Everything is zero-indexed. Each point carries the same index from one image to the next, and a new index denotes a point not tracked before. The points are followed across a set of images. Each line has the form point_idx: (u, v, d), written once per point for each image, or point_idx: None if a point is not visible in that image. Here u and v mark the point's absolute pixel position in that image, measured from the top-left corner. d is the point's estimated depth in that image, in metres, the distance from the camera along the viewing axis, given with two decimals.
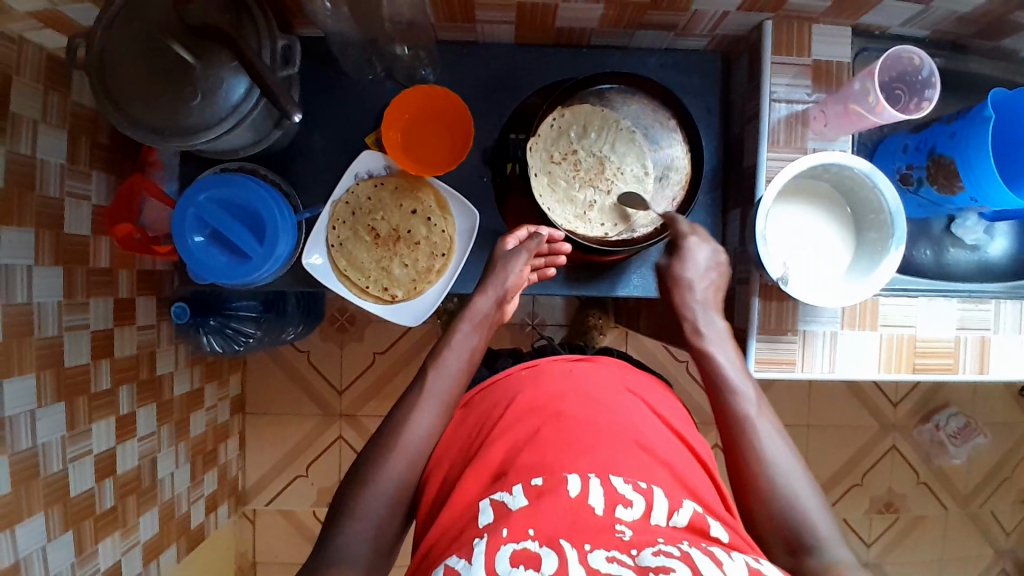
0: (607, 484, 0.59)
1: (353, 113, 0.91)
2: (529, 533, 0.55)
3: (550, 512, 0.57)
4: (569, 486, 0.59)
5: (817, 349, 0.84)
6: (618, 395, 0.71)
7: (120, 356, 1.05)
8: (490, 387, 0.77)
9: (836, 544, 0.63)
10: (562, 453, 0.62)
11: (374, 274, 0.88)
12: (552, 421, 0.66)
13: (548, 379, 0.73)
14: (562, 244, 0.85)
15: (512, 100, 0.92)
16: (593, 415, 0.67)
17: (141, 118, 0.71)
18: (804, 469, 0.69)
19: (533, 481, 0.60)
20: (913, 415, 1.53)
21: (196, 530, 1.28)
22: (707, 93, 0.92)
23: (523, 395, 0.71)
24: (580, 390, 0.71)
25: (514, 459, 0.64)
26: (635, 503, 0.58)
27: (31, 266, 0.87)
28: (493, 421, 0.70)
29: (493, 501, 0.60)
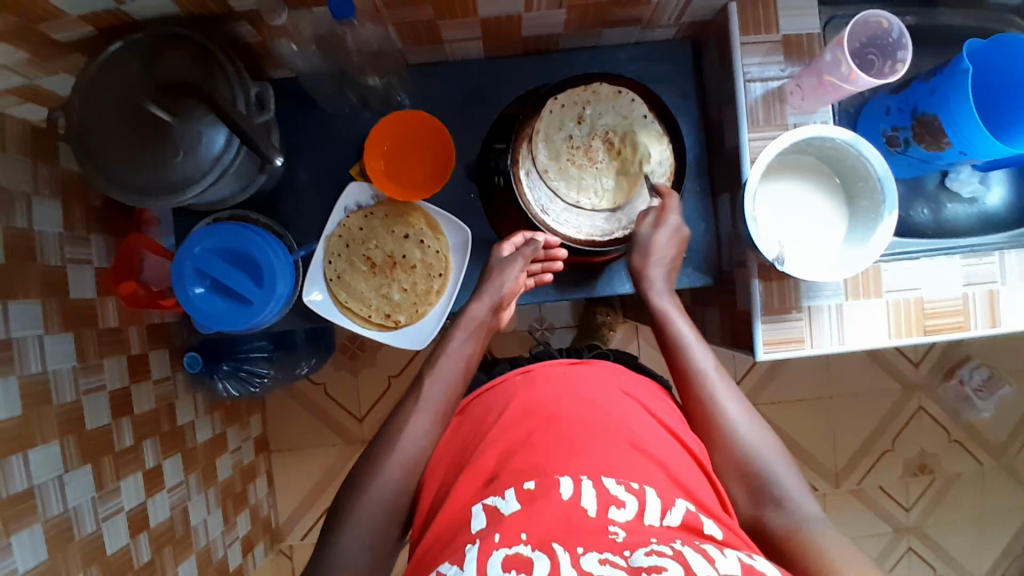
0: (600, 485, 0.59)
1: (333, 146, 0.91)
2: (522, 538, 0.54)
3: (543, 516, 0.57)
4: (561, 489, 0.59)
5: (824, 324, 0.84)
6: (611, 395, 0.72)
7: (140, 412, 1.07)
8: (484, 394, 0.77)
9: (801, 500, 0.66)
10: (554, 455, 0.63)
11: (375, 303, 0.89)
12: (544, 424, 0.67)
13: (543, 382, 0.73)
14: (558, 249, 0.85)
15: (489, 114, 0.92)
16: (586, 415, 0.68)
17: (128, 181, 0.72)
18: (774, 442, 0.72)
19: (524, 485, 0.60)
20: (936, 373, 1.51)
21: (235, 571, 1.29)
22: (681, 81, 0.92)
23: (518, 399, 0.72)
24: (573, 391, 0.71)
25: (507, 463, 0.64)
26: (628, 504, 0.58)
27: (41, 335, 0.89)
28: (485, 428, 0.71)
29: (485, 506, 0.61)
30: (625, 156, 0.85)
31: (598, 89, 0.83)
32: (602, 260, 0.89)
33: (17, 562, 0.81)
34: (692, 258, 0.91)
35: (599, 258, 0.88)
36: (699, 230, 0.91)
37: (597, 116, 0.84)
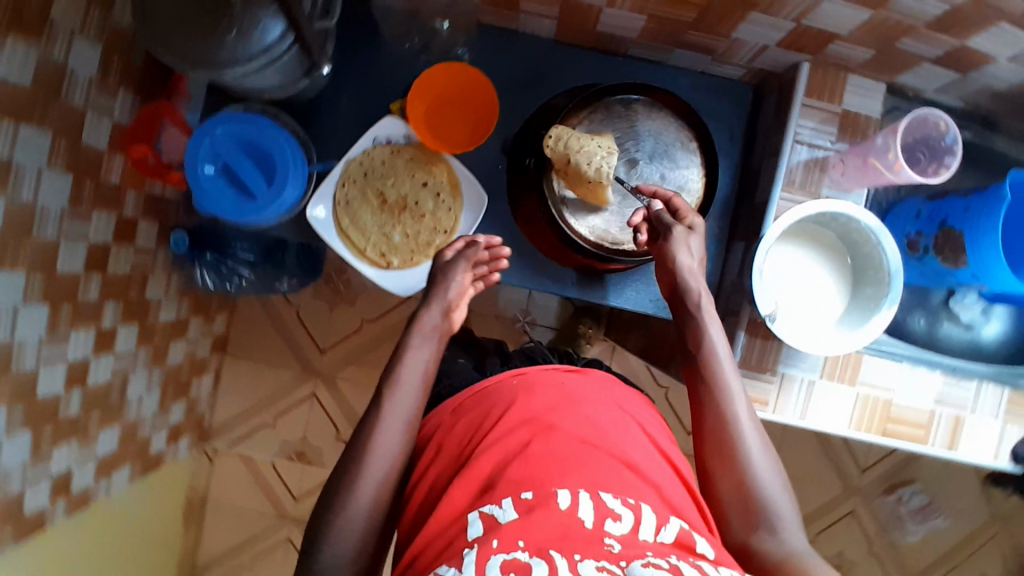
0: (597, 498, 0.59)
1: (383, 75, 0.90)
2: (520, 545, 0.54)
3: (540, 524, 0.56)
4: (559, 499, 0.59)
5: (792, 394, 0.84)
6: (616, 422, 0.71)
7: (113, 273, 1.06)
8: (480, 394, 0.77)
9: (792, 527, 0.64)
10: (549, 468, 0.62)
11: (374, 238, 0.89)
12: (541, 434, 0.67)
13: (540, 390, 0.73)
14: (501, 248, 0.88)
15: (541, 94, 0.91)
16: (585, 433, 0.67)
17: (174, 43, 0.71)
18: (767, 440, 0.70)
19: (522, 495, 0.60)
20: (878, 484, 1.52)
21: (155, 456, 1.29)
22: (733, 124, 0.92)
23: (515, 405, 0.71)
24: (574, 406, 0.71)
25: (503, 471, 0.63)
26: (624, 518, 0.58)
27: (41, 168, 0.86)
28: (478, 430, 0.70)
29: (482, 513, 0.60)
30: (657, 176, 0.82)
31: (648, 105, 0.82)
32: (601, 266, 0.88)
33: None
34: None
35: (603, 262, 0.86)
36: (705, 270, 0.91)
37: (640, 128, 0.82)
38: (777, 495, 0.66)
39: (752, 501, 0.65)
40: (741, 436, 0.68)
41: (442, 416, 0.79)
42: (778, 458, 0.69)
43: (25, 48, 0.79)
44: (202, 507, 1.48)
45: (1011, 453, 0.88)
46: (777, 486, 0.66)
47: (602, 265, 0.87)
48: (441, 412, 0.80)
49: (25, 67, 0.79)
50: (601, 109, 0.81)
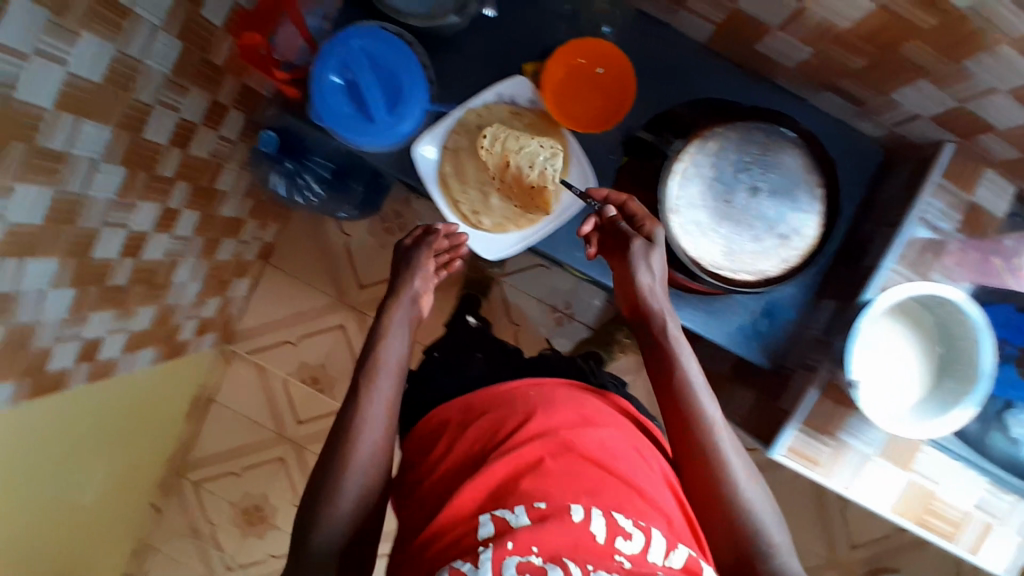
0: (610, 517, 0.61)
1: (523, 33, 0.87)
2: (534, 550, 0.57)
3: (555, 534, 0.58)
4: (573, 513, 0.61)
5: (848, 464, 0.83)
6: (629, 450, 0.71)
7: (193, 153, 1.05)
8: (499, 395, 0.77)
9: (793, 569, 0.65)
10: (564, 485, 0.63)
11: (472, 193, 0.86)
12: (557, 451, 0.67)
13: (560, 406, 0.73)
14: (460, 234, 0.85)
15: (677, 97, 0.88)
16: (602, 455, 0.68)
17: None
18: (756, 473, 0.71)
19: (535, 504, 0.61)
20: (861, 562, 1.52)
21: (180, 343, 1.30)
22: (858, 181, 0.89)
23: (534, 416, 0.72)
24: (592, 426, 0.72)
25: (517, 482, 0.64)
26: (635, 538, 0.60)
27: (155, 28, 0.86)
28: (502, 428, 0.71)
29: (494, 516, 0.62)
30: (775, 211, 0.79)
31: (784, 139, 0.79)
32: (680, 283, 0.83)
33: (10, 212, 0.78)
34: (767, 336, 0.88)
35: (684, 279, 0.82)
36: (788, 318, 0.88)
37: (770, 159, 0.79)
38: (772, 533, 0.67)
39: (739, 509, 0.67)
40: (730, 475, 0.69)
41: (451, 413, 0.79)
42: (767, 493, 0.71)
43: None
44: (207, 405, 1.49)
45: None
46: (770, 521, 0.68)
47: (683, 282, 0.83)
48: (452, 405, 0.80)
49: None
50: (738, 130, 0.79)
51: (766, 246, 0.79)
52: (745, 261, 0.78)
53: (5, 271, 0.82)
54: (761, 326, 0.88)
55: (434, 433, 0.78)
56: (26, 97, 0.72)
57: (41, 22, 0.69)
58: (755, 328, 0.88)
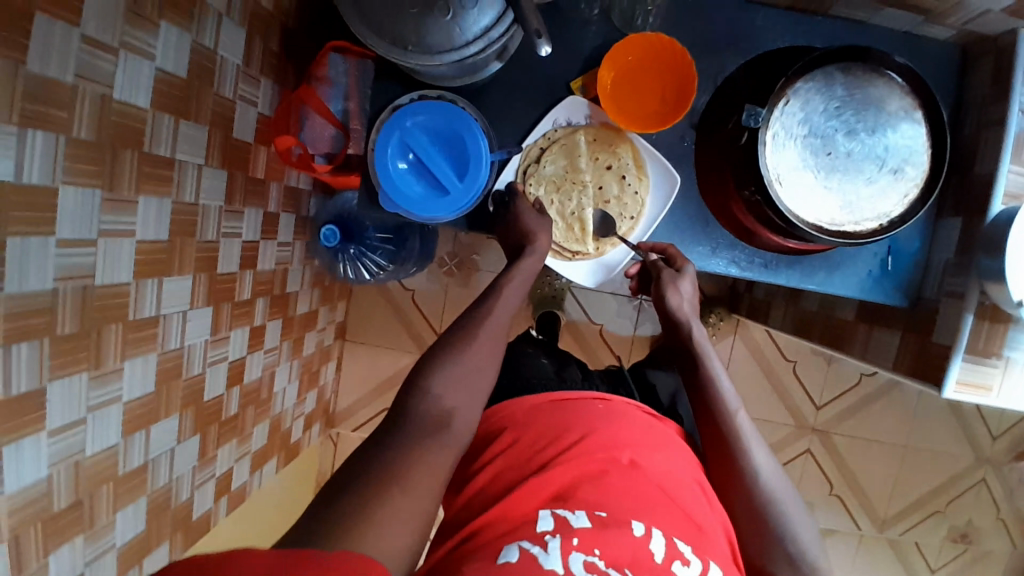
0: (669, 540, 0.63)
1: (558, 50, 0.84)
2: (597, 553, 0.59)
3: (615, 542, 0.61)
4: (634, 527, 0.63)
5: (1020, 379, 0.77)
6: (683, 469, 0.74)
7: (262, 268, 1.05)
8: (557, 405, 0.79)
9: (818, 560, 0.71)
10: (625, 499, 0.66)
11: (559, 228, 0.86)
12: (622, 468, 0.70)
13: (626, 425, 0.76)
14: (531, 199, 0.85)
15: (732, 63, 0.85)
16: (660, 477, 0.71)
17: (383, 28, 0.67)
18: (791, 489, 0.75)
19: (597, 512, 0.64)
20: (1009, 451, 1.48)
21: (294, 445, 1.31)
22: (941, 86, 0.85)
23: (600, 432, 0.74)
24: (653, 446, 0.75)
25: (578, 487, 0.66)
26: (692, 564, 0.62)
27: (201, 165, 0.84)
28: (561, 439, 0.72)
29: (554, 513, 0.64)
30: (881, 148, 0.75)
31: (869, 72, 0.75)
32: (792, 246, 0.82)
33: (125, 389, 0.78)
34: (896, 275, 0.86)
35: (795, 243, 0.80)
36: (912, 248, 0.85)
37: (861, 97, 0.75)
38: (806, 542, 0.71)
39: (788, 565, 0.71)
40: (766, 491, 0.73)
41: (516, 410, 0.79)
42: (807, 513, 0.74)
43: (179, 35, 0.76)
44: None
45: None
46: (806, 531, 0.72)
47: (794, 245, 0.81)
48: (512, 405, 0.80)
49: (182, 58, 0.77)
50: (820, 78, 0.74)
51: (879, 187, 0.76)
52: (861, 210, 0.76)
53: (135, 445, 0.82)
54: (887, 266, 0.86)
55: (487, 436, 0.78)
56: (104, 280, 0.71)
57: (96, 203, 0.68)
58: (882, 269, 0.86)
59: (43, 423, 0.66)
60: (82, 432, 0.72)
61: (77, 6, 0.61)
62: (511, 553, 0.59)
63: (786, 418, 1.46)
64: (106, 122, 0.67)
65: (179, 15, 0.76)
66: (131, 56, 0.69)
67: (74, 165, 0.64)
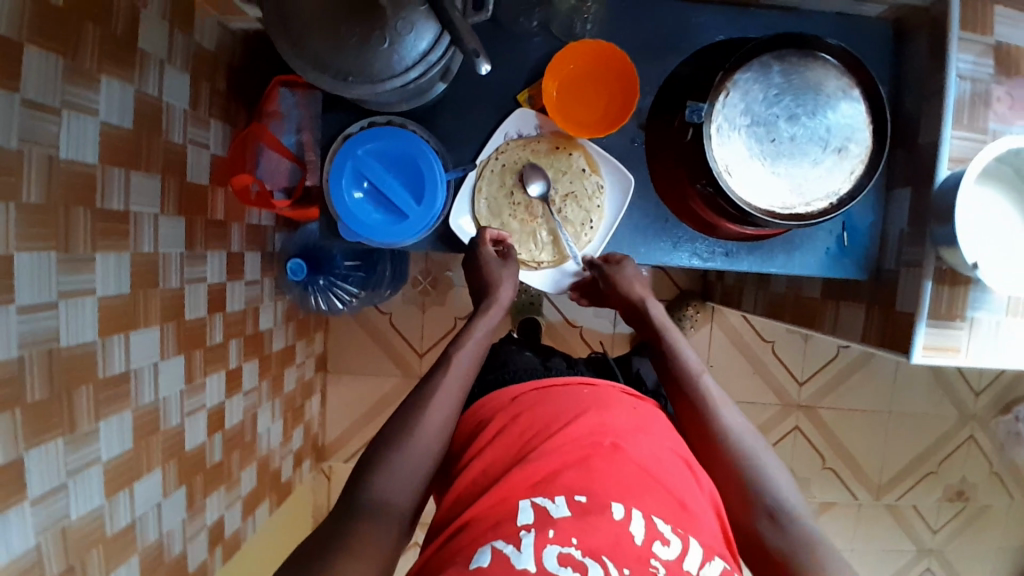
0: (649, 520, 0.60)
1: (502, 65, 0.85)
2: (573, 543, 0.57)
3: (595, 530, 0.58)
4: (613, 510, 0.60)
5: (984, 337, 0.79)
6: (663, 444, 0.71)
7: (231, 311, 1.04)
8: (542, 393, 0.76)
9: (804, 511, 0.66)
10: (608, 484, 0.62)
11: (521, 241, 0.86)
12: (605, 451, 0.66)
13: (615, 408, 0.73)
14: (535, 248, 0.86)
15: (673, 62, 0.86)
16: (645, 457, 0.67)
17: (321, 58, 0.67)
18: (767, 447, 0.72)
19: (576, 497, 0.61)
20: (992, 406, 1.51)
21: (285, 483, 1.29)
22: (878, 63, 0.87)
23: (588, 415, 0.71)
24: (638, 426, 0.71)
25: (561, 473, 0.63)
26: (673, 544, 0.59)
27: (156, 214, 0.84)
28: (546, 429, 0.69)
29: (534, 504, 0.61)
30: (822, 129, 0.77)
31: (804, 56, 0.77)
32: (750, 233, 0.83)
33: (103, 450, 0.77)
34: (853, 250, 0.88)
35: (751, 229, 0.82)
36: (867, 223, 0.88)
37: (798, 82, 0.77)
38: (786, 494, 0.68)
39: (772, 526, 0.66)
40: (739, 450, 0.71)
41: (502, 399, 0.77)
42: (787, 471, 0.71)
43: (122, 88, 0.76)
44: None
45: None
46: (787, 488, 0.69)
47: (748, 232, 0.83)
48: (496, 396, 0.78)
49: (125, 110, 0.76)
50: (755, 67, 0.76)
51: (824, 168, 0.78)
52: (811, 191, 0.78)
53: (120, 505, 0.81)
54: (844, 242, 0.88)
55: (475, 429, 0.75)
56: (70, 342, 0.70)
57: (52, 265, 0.67)
58: (839, 246, 0.88)
59: (25, 492, 0.65)
60: (66, 497, 0.71)
61: (15, 69, 0.60)
62: (483, 557, 0.56)
63: (772, 398, 1.48)
64: (55, 183, 0.66)
65: (119, 67, 0.75)
66: (73, 114, 0.68)
67: (25, 230, 0.63)
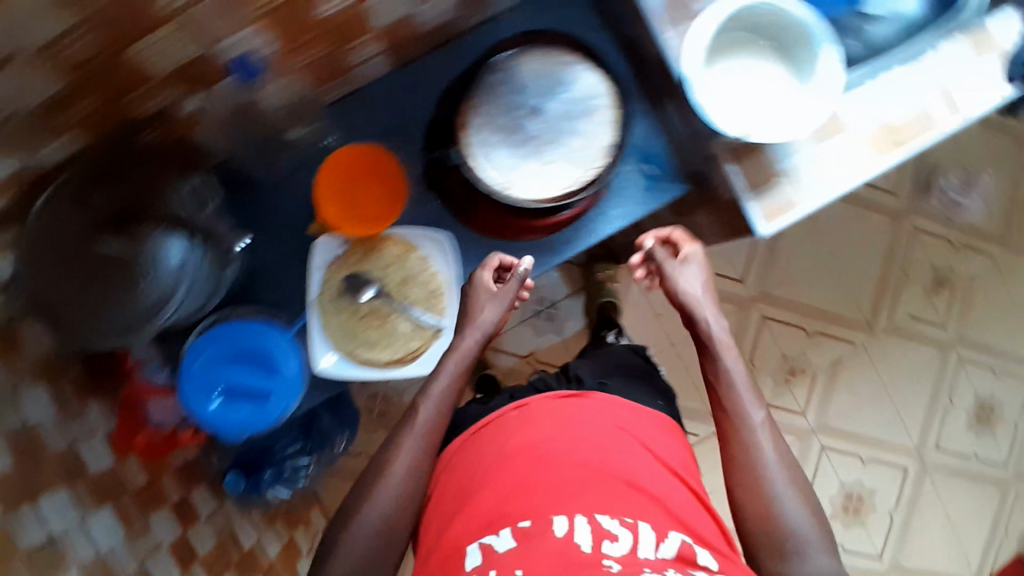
0: (593, 523, 0.66)
1: (281, 214, 0.87)
2: (519, 573, 0.62)
3: (538, 553, 0.64)
4: (555, 527, 0.66)
5: (806, 180, 0.83)
6: (609, 435, 0.77)
7: (208, 552, 1.00)
8: (477, 434, 0.81)
9: (813, 551, 0.73)
10: (550, 499, 0.69)
11: (389, 345, 0.85)
12: (541, 471, 0.73)
13: (538, 423, 0.79)
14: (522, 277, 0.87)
15: (420, 117, 0.89)
16: (585, 460, 0.74)
17: (89, 331, 0.62)
18: (801, 480, 0.77)
19: (520, 525, 0.67)
20: (917, 193, 1.52)
21: None
22: (587, 9, 0.91)
23: (522, 440, 0.77)
24: (573, 435, 0.77)
25: (507, 506, 0.70)
26: (621, 538, 0.65)
27: (79, 518, 0.76)
28: (485, 469, 0.75)
29: (481, 545, 0.67)
30: (565, 104, 0.82)
31: (516, 57, 0.82)
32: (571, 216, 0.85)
33: None
34: (660, 176, 0.92)
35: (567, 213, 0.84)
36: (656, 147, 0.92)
37: (522, 80, 0.82)
38: (800, 526, 0.74)
39: (780, 562, 0.73)
40: (768, 478, 0.76)
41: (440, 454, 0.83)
42: (811, 508, 0.76)
43: None
44: None
45: (1010, 80, 0.87)
46: (805, 523, 0.74)
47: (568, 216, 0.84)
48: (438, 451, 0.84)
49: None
50: (480, 88, 0.81)
51: (587, 133, 0.82)
52: (586, 158, 0.82)
53: None
54: (649, 175, 0.92)
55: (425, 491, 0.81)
56: None
57: None
58: (646, 181, 0.92)
59: None
60: None
61: None
62: None
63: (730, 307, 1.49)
64: None
65: None
66: None
67: None
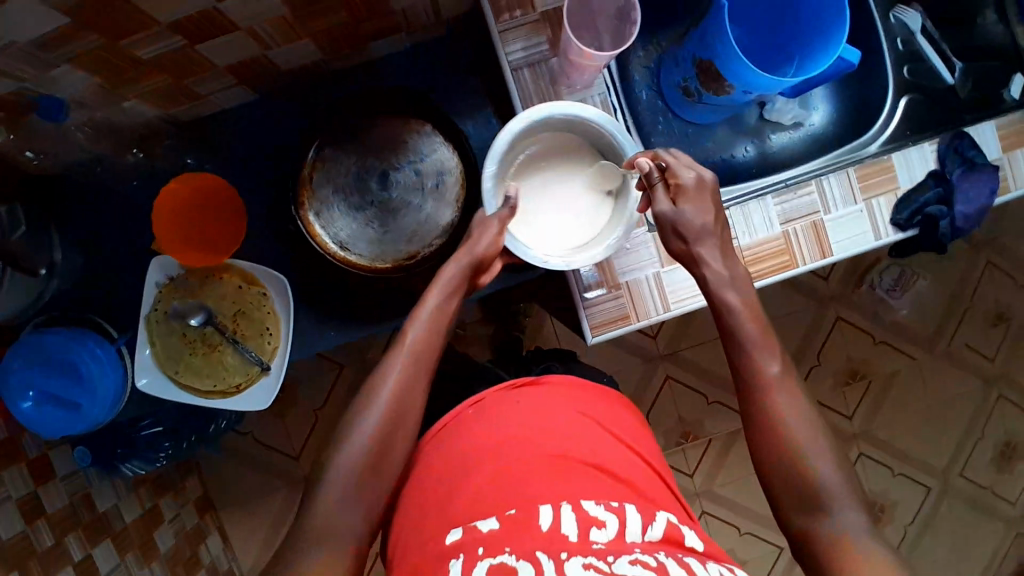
0: (579, 507, 0.58)
1: (131, 223, 0.88)
2: (505, 550, 0.54)
3: (521, 538, 0.55)
4: (541, 517, 0.56)
5: (647, 296, 0.81)
6: (570, 422, 0.69)
7: (54, 511, 0.97)
8: (436, 434, 0.71)
9: (840, 485, 0.60)
10: (532, 486, 0.60)
11: (211, 373, 0.85)
12: (513, 459, 0.63)
13: (495, 415, 0.70)
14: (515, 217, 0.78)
15: (284, 153, 0.90)
16: (557, 445, 0.65)
17: None
18: (818, 418, 0.64)
19: (506, 512, 0.58)
20: (849, 282, 1.49)
21: None
22: (471, 71, 0.89)
23: (498, 432, 0.67)
24: (544, 422, 0.68)
25: (482, 501, 0.60)
26: (607, 524, 0.56)
27: None
28: (450, 475, 0.65)
29: (464, 526, 0.58)
30: (414, 175, 0.86)
31: (371, 122, 0.86)
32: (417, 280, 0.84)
33: None
34: None
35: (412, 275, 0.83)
36: None
37: (372, 146, 0.86)
38: (822, 463, 0.61)
39: (804, 513, 0.60)
40: (781, 417, 0.63)
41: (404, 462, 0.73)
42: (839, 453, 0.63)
43: None
44: None
45: (891, 224, 0.81)
46: (829, 467, 0.61)
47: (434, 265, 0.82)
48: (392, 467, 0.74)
49: None
50: (329, 148, 0.86)
51: (431, 205, 0.86)
52: (427, 228, 0.85)
53: None
54: None
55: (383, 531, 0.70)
56: None
57: None
58: None
59: None
60: None
61: None
62: None
63: (637, 362, 1.46)
64: None
65: None
66: None
67: None
